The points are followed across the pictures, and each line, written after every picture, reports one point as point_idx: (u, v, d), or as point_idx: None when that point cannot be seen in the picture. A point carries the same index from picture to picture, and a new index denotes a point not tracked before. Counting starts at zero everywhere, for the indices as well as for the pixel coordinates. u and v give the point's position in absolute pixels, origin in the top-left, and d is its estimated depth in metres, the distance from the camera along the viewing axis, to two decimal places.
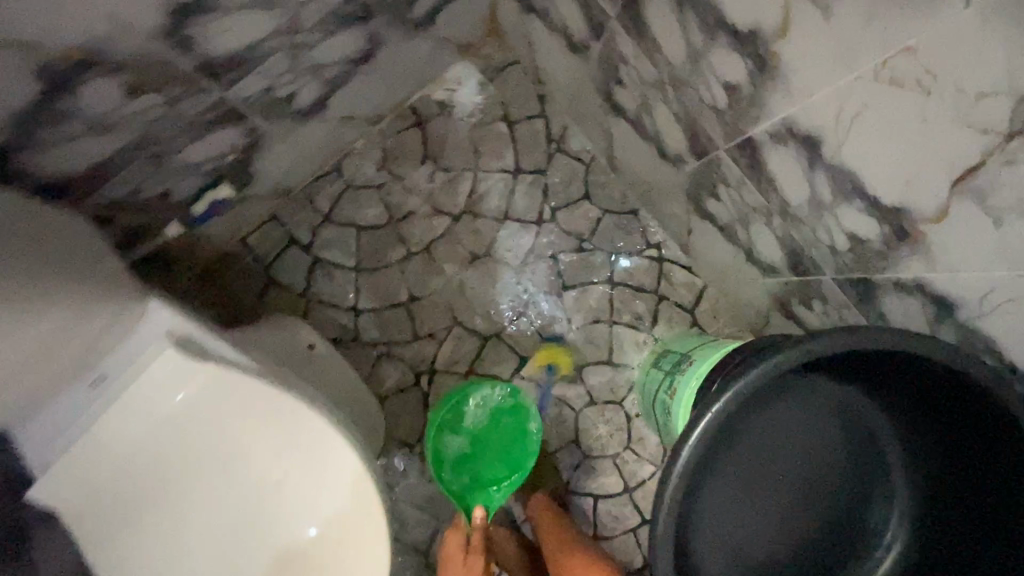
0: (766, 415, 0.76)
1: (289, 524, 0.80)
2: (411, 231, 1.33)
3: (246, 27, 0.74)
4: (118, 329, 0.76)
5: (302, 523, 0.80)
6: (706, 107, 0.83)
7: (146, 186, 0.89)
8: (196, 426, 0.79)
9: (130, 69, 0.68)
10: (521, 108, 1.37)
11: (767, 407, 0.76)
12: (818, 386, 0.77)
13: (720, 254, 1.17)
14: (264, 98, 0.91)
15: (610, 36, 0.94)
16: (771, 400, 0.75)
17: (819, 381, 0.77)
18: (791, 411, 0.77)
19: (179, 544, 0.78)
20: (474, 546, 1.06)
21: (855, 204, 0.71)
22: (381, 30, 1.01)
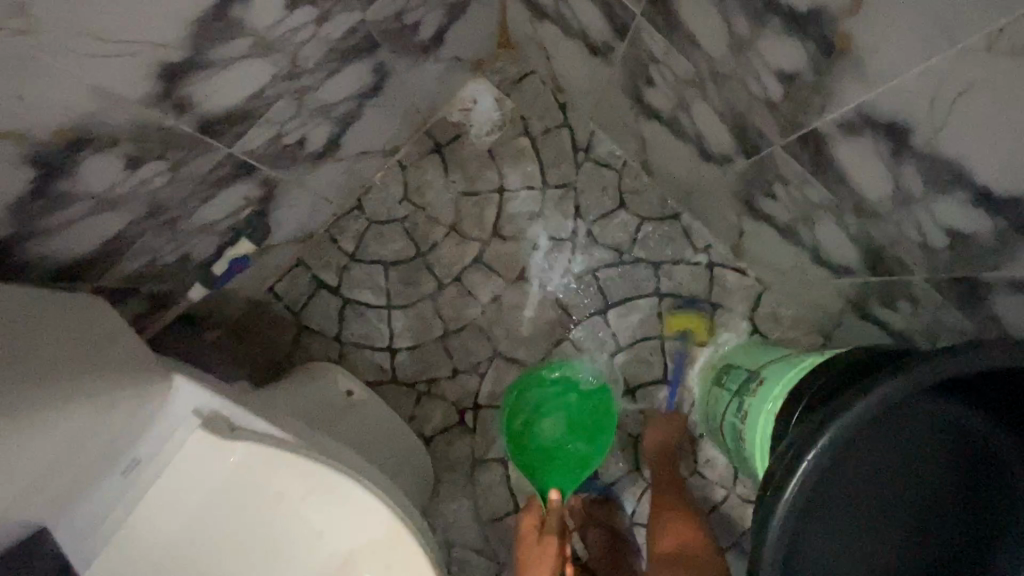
0: (871, 448, 0.64)
1: None
2: (440, 262, 1.27)
3: (244, 78, 0.69)
4: (144, 413, 0.72)
5: None
6: (756, 101, 0.73)
7: (162, 253, 0.86)
8: (235, 502, 0.72)
9: (128, 141, 0.64)
10: (543, 119, 1.29)
11: (871, 440, 0.64)
12: (924, 410, 0.65)
13: (779, 255, 1.05)
14: (272, 147, 0.86)
15: (636, 34, 0.85)
16: (877, 430, 0.64)
17: (929, 405, 0.65)
18: (900, 443, 0.65)
19: None
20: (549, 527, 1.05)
21: (956, 195, 0.59)
22: (387, 58, 0.95)
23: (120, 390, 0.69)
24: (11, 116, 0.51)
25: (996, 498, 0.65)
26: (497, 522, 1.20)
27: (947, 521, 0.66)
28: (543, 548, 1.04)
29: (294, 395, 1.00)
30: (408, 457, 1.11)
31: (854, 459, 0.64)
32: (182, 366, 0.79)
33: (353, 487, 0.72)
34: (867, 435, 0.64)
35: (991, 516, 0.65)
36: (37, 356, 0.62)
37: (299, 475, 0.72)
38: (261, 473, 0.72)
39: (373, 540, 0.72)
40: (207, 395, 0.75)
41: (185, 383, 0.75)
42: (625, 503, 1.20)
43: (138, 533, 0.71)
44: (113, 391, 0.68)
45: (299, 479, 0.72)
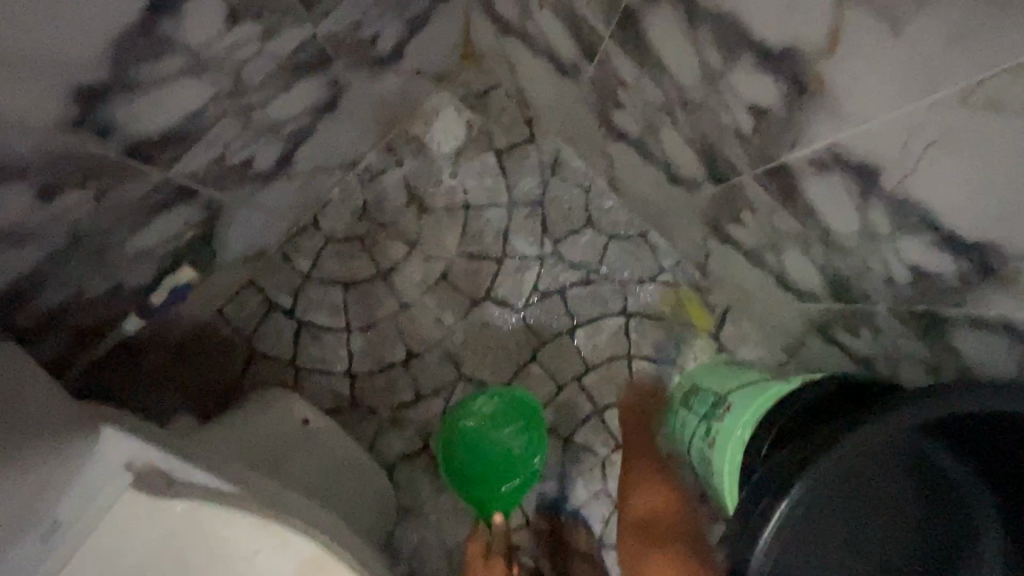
0: (847, 485, 0.64)
1: None
2: (401, 281, 1.22)
3: (177, 98, 0.63)
4: (65, 474, 0.64)
5: None
6: (726, 132, 0.72)
7: (89, 285, 0.78)
8: (179, 560, 0.66)
9: (40, 169, 0.56)
10: (508, 135, 1.25)
11: (847, 478, 0.64)
12: (894, 444, 0.65)
13: (746, 276, 1.05)
14: (214, 169, 0.79)
15: (605, 57, 0.82)
16: (858, 469, 0.64)
17: (900, 441, 0.64)
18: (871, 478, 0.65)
19: None
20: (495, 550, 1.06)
21: (921, 236, 0.59)
22: (343, 73, 0.89)
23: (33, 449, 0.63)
24: None
25: (962, 538, 0.66)
26: (462, 551, 1.15)
27: (913, 559, 0.66)
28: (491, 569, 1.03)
29: (242, 432, 0.93)
30: (368, 488, 1.06)
31: (834, 497, 0.64)
32: (111, 414, 0.71)
33: (305, 541, 0.67)
34: (846, 473, 0.64)
35: (954, 556, 0.66)
36: None
37: (245, 530, 0.67)
38: (204, 531, 0.66)
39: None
40: (143, 446, 0.67)
41: (113, 433, 0.67)
42: (594, 522, 1.17)
43: None
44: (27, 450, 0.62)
45: (245, 535, 0.67)
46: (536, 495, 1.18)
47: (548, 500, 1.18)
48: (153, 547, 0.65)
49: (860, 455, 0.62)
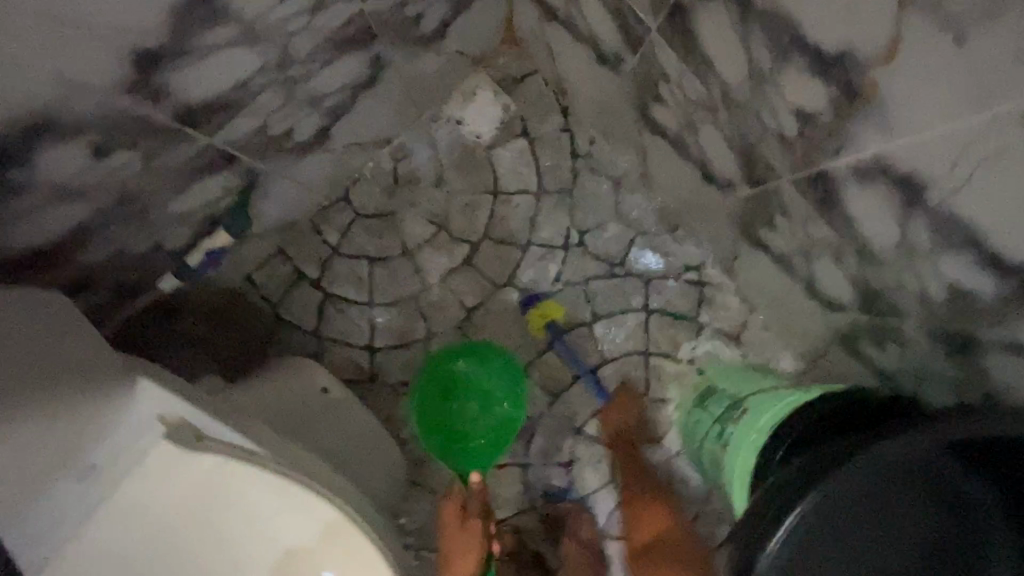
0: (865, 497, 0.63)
1: None
2: (426, 261, 1.23)
3: (227, 68, 0.64)
4: (103, 421, 0.67)
5: None
6: (768, 134, 0.71)
7: (132, 243, 0.81)
8: (204, 514, 0.69)
9: (97, 129, 0.58)
10: (543, 122, 1.25)
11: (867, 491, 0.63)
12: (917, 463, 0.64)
13: (773, 281, 1.04)
14: (256, 138, 0.81)
15: (649, 49, 0.81)
16: (875, 485, 0.63)
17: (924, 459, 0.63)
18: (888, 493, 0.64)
19: None
20: (474, 512, 1.06)
21: (962, 254, 0.57)
22: (385, 50, 0.89)
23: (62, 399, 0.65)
24: None
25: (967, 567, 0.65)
26: None
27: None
28: (468, 535, 1.05)
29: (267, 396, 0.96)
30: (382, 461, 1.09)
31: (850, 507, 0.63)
32: (147, 369, 0.74)
33: (324, 506, 0.70)
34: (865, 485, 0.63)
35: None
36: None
37: (270, 492, 0.70)
38: (230, 487, 0.69)
39: (342, 555, 0.70)
40: (175, 400, 0.71)
41: (147, 386, 0.70)
42: (599, 513, 1.19)
43: (98, 542, 0.67)
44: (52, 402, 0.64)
45: (270, 493, 0.70)
46: (543, 481, 1.20)
47: (555, 489, 1.20)
48: (179, 501, 0.68)
49: (880, 467, 0.62)
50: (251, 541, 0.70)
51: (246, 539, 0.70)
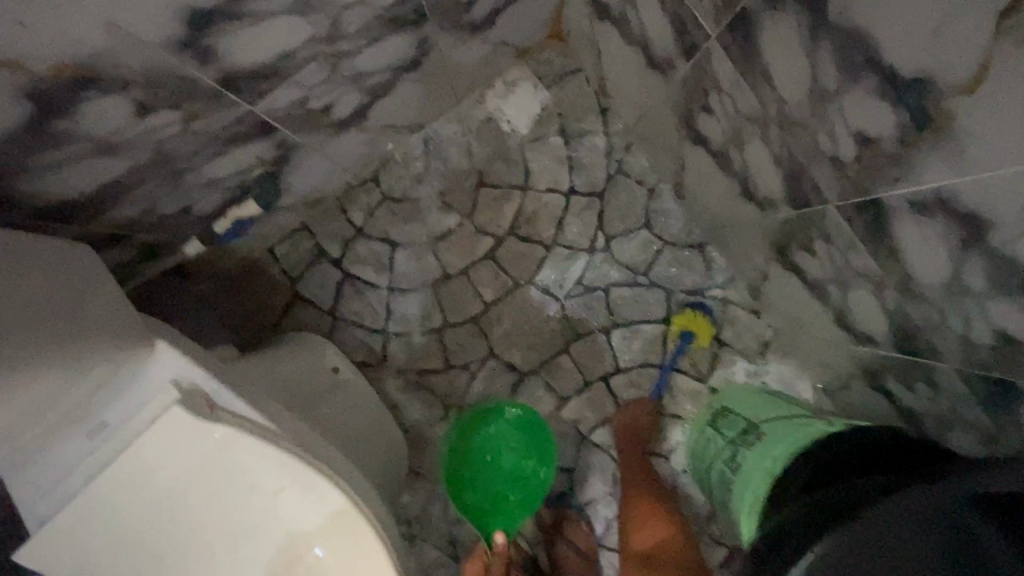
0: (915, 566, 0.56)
1: None
2: (450, 251, 1.22)
3: (275, 36, 0.63)
4: (118, 379, 0.67)
5: None
6: (822, 156, 0.68)
7: (161, 205, 0.81)
8: (208, 487, 0.68)
9: (140, 86, 0.57)
10: (581, 122, 1.23)
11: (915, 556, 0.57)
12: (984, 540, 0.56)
13: (802, 308, 1.01)
14: (295, 111, 0.80)
15: (704, 56, 0.78)
16: (928, 552, 0.56)
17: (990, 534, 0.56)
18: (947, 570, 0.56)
19: None
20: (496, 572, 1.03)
21: (1018, 301, 0.55)
22: (433, 33, 0.87)
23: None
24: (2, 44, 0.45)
25: None
26: (463, 523, 1.18)
27: None
28: None
29: (278, 370, 0.96)
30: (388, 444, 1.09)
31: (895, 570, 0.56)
32: (167, 332, 0.74)
33: (332, 491, 0.69)
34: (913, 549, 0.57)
35: None
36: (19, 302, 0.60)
37: (277, 469, 0.69)
38: (237, 460, 0.69)
39: (341, 541, 0.69)
40: (189, 366, 0.70)
41: (165, 351, 0.69)
42: (596, 523, 1.17)
43: (100, 503, 0.66)
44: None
45: (276, 469, 0.69)
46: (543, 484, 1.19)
47: (554, 493, 1.19)
48: (184, 471, 0.68)
49: (925, 525, 0.57)
50: (248, 516, 0.69)
51: (243, 514, 0.69)
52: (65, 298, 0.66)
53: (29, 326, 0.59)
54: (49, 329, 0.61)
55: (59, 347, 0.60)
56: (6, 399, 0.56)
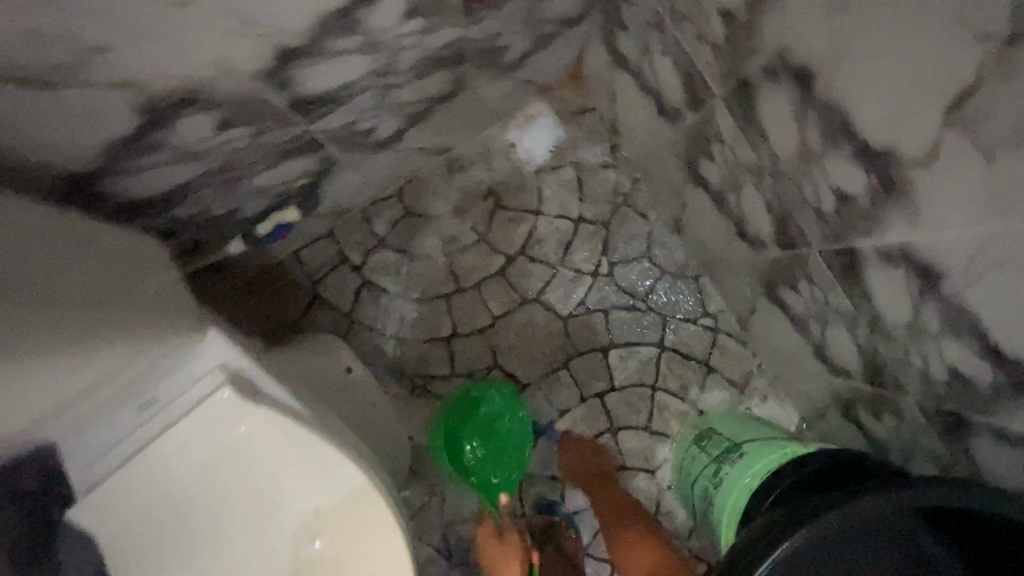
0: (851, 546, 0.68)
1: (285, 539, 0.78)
2: (464, 266, 1.31)
3: (340, 69, 0.73)
4: (171, 361, 0.74)
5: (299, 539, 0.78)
6: (807, 207, 0.78)
7: (214, 206, 0.89)
8: (244, 461, 0.77)
9: (229, 107, 0.67)
10: (593, 156, 1.33)
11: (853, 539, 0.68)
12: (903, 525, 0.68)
13: (787, 340, 1.10)
14: (344, 132, 0.89)
15: (709, 111, 0.88)
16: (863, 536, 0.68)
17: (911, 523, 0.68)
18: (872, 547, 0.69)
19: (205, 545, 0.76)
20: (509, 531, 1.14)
21: (964, 343, 0.64)
22: (470, 71, 0.97)
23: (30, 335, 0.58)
24: (132, 64, 0.55)
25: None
26: (458, 523, 1.24)
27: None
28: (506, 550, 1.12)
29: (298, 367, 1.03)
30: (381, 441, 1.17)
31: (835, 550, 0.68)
32: (214, 322, 0.82)
33: (354, 471, 0.78)
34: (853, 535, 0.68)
35: None
36: (85, 280, 0.67)
37: (305, 447, 0.77)
38: (273, 439, 0.77)
39: (358, 515, 0.78)
40: (235, 353, 0.78)
41: (216, 337, 0.77)
42: (584, 532, 1.24)
43: (144, 472, 0.73)
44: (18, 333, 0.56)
45: (306, 450, 0.77)
46: (536, 491, 1.26)
47: (546, 501, 1.26)
48: (225, 447, 0.76)
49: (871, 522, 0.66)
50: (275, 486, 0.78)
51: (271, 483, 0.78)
52: (122, 282, 0.73)
53: (93, 303, 0.66)
54: (108, 307, 0.68)
55: (107, 325, 0.67)
56: (76, 369, 0.64)
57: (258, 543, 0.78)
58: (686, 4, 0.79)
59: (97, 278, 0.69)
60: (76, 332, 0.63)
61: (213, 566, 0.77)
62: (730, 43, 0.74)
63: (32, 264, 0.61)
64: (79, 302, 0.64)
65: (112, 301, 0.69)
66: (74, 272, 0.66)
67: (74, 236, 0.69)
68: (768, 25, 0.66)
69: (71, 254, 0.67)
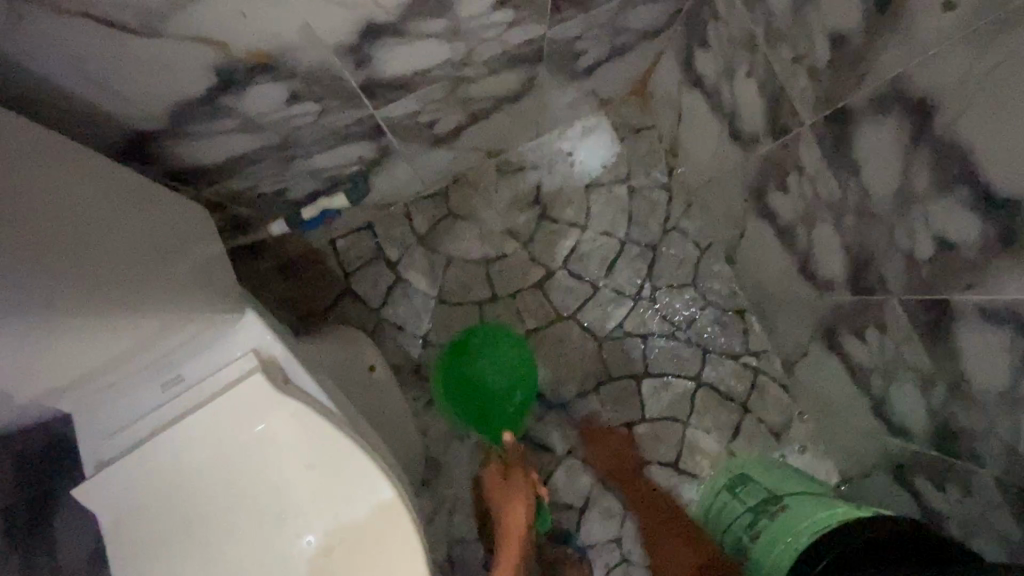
0: None
1: (283, 536, 0.72)
2: (502, 274, 1.26)
3: (417, 55, 0.73)
4: (205, 338, 0.72)
5: (297, 533, 0.73)
6: (895, 251, 0.73)
7: (264, 183, 0.86)
8: (263, 454, 0.72)
9: (301, 79, 0.68)
10: (647, 176, 1.29)
11: None
12: None
13: (839, 392, 1.04)
14: (407, 121, 0.87)
15: (792, 140, 0.83)
16: None
17: None
18: None
19: (199, 531, 0.71)
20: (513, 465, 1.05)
21: None
22: (541, 74, 0.95)
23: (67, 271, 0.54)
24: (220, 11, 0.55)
25: None
26: (465, 543, 1.17)
27: None
28: (509, 485, 1.02)
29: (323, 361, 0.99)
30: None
31: None
32: (253, 304, 0.79)
33: (381, 483, 0.72)
34: None
35: None
36: (133, 236, 0.64)
37: (331, 449, 0.73)
38: (296, 434, 0.73)
39: (374, 529, 0.72)
40: (271, 337, 0.75)
41: (254, 320, 0.74)
42: (596, 569, 1.17)
43: (157, 457, 0.69)
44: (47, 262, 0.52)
45: (334, 452, 0.73)
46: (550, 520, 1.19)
47: (561, 531, 1.19)
48: (246, 438, 0.72)
49: None
50: (286, 481, 0.73)
51: (283, 477, 0.73)
52: (167, 245, 0.70)
53: (137, 262, 0.63)
54: (149, 266, 0.65)
55: (146, 284, 0.63)
56: (114, 338, 0.60)
57: (263, 544, 0.72)
58: (787, 24, 0.75)
59: (143, 238, 0.66)
60: (114, 292, 0.58)
61: (212, 565, 0.71)
62: (834, 69, 0.70)
63: (90, 216, 0.59)
64: (120, 261, 0.61)
65: (150, 259, 0.65)
66: (120, 222, 0.62)
67: (136, 191, 0.68)
68: (888, 52, 0.61)
69: (122, 206, 0.64)
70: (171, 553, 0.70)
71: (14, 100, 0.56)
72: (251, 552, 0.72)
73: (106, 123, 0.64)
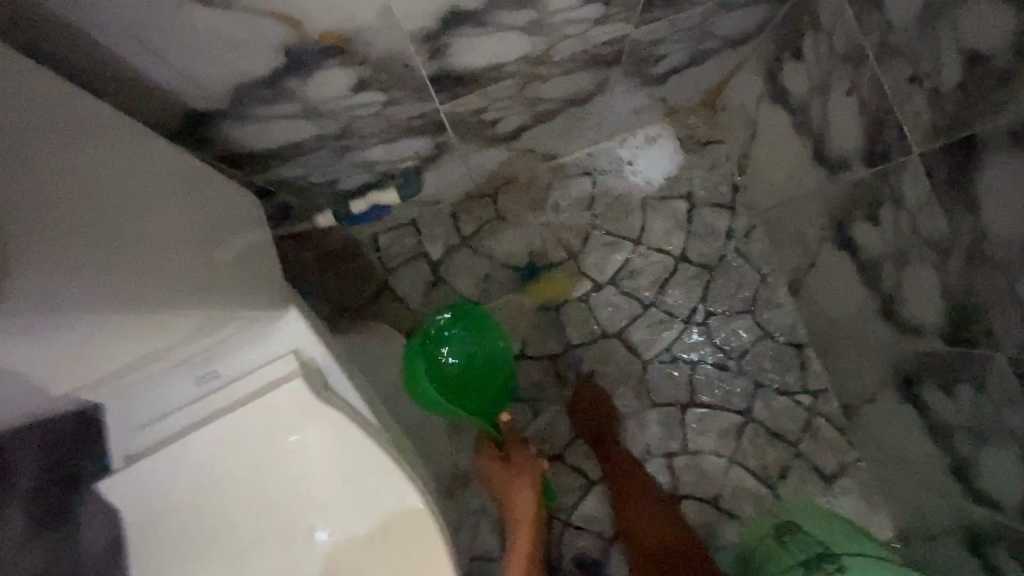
0: None
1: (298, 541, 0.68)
2: (546, 283, 1.20)
3: (495, 47, 0.69)
4: (245, 336, 0.68)
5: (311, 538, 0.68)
6: (1010, 302, 0.64)
7: (315, 173, 0.82)
8: (290, 455, 0.69)
9: (372, 65, 0.65)
10: (710, 192, 1.21)
11: None
12: None
13: (908, 444, 0.95)
14: (470, 118, 0.82)
15: (892, 169, 0.75)
16: None
17: None
18: None
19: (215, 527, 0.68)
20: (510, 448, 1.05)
21: None
22: (615, 77, 0.89)
23: (91, 255, 0.49)
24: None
25: None
26: (483, 562, 1.11)
27: None
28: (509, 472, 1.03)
29: None
30: (420, 435, 1.12)
31: None
32: (296, 301, 0.75)
33: (411, 498, 0.68)
34: None
35: None
36: (172, 223, 0.60)
37: (361, 456, 0.68)
38: (328, 440, 0.68)
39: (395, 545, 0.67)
40: (314, 339, 0.71)
41: (298, 318, 0.70)
42: None
43: (186, 452, 0.66)
44: (69, 244, 0.48)
45: (363, 460, 0.68)
46: (575, 548, 1.12)
47: (586, 559, 1.12)
48: (276, 440, 0.68)
49: None
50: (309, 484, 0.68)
51: (307, 480, 0.69)
52: (208, 233, 0.65)
53: (170, 249, 0.58)
54: (187, 256, 0.60)
55: (184, 272, 0.59)
56: (145, 335, 0.55)
57: (277, 548, 0.68)
58: (906, 39, 0.68)
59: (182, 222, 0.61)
60: (144, 280, 0.54)
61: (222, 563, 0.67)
62: (960, 92, 0.62)
63: (127, 196, 0.55)
64: (153, 248, 0.56)
65: (184, 245, 0.60)
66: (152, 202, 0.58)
67: (179, 172, 0.64)
68: None
69: (162, 187, 0.60)
70: (185, 547, 0.67)
71: (79, 74, 0.55)
72: (265, 557, 0.68)
73: (166, 101, 0.62)
